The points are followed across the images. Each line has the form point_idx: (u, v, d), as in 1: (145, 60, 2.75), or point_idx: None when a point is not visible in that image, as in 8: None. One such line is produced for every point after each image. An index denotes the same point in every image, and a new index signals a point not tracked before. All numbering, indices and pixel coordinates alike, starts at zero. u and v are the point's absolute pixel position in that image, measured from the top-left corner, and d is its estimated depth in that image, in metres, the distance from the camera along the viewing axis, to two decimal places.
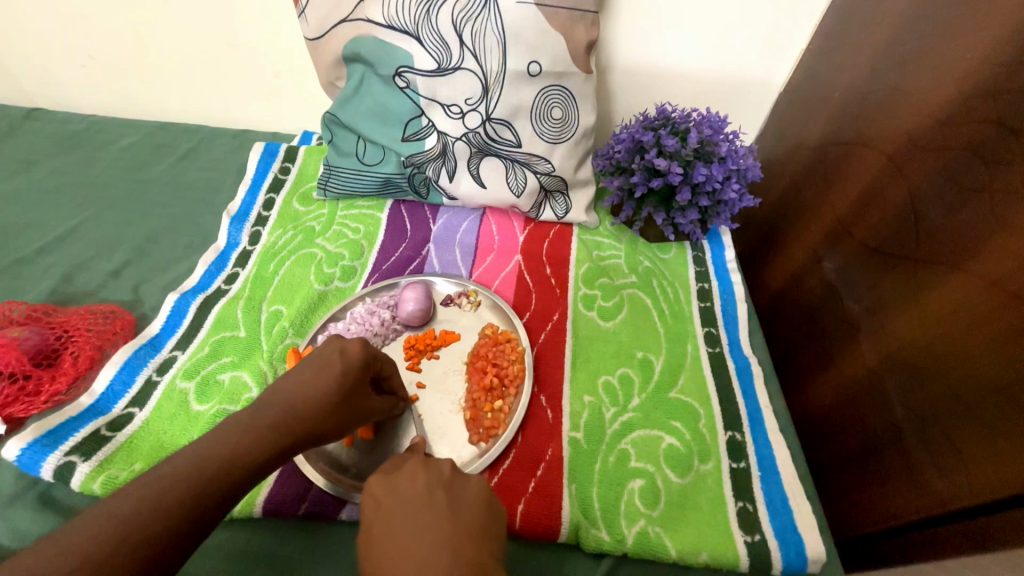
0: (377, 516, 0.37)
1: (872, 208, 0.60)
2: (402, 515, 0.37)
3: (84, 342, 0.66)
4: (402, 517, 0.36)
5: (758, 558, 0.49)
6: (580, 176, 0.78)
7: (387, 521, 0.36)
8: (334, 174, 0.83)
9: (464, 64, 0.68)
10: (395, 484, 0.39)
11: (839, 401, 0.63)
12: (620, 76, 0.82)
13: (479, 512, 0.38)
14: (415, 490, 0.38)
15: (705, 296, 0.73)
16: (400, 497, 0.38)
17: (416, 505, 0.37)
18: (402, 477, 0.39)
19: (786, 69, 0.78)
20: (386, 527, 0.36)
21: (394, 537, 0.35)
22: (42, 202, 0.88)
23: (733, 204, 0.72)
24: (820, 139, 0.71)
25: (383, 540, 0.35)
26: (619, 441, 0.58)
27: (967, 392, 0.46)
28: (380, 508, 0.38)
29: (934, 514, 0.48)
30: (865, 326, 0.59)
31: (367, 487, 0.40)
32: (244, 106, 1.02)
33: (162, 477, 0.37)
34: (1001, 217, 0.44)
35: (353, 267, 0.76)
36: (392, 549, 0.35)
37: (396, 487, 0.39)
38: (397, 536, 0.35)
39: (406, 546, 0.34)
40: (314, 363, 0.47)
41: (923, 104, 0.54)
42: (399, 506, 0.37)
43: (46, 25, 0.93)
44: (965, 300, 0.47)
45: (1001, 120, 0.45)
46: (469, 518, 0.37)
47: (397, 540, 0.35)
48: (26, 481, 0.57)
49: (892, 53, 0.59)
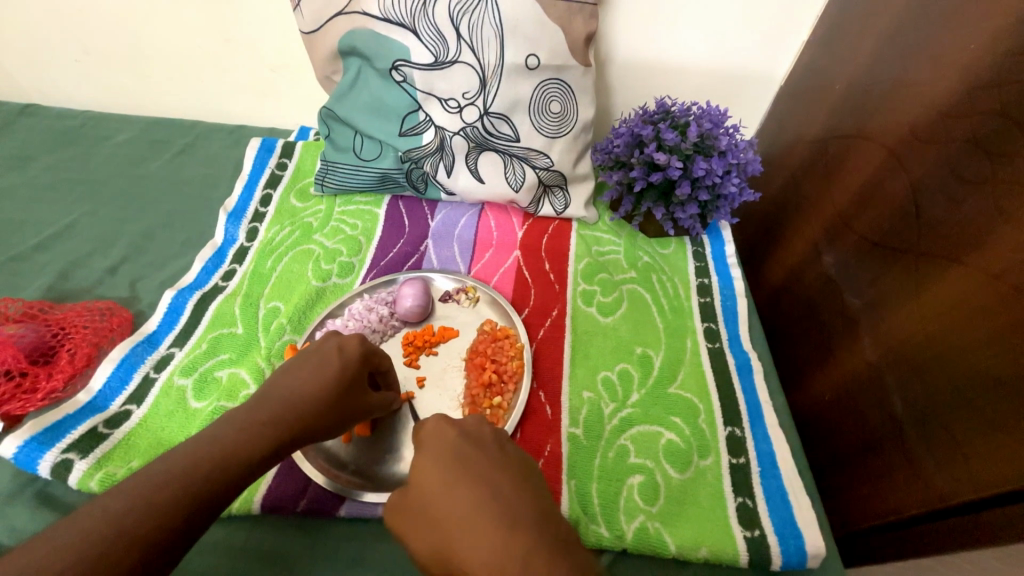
0: (447, 452, 0.38)
1: (873, 202, 0.60)
2: (477, 453, 0.38)
3: (81, 339, 0.65)
4: (477, 456, 0.38)
5: (758, 552, 0.49)
6: (579, 170, 0.78)
7: (460, 456, 0.37)
8: (331, 170, 0.82)
9: (461, 57, 0.68)
10: (462, 429, 0.40)
11: (839, 395, 0.63)
12: (620, 69, 0.82)
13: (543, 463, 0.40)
14: (484, 436, 0.40)
15: (704, 291, 0.73)
16: (469, 439, 0.39)
17: (486, 448, 0.38)
18: (467, 424, 0.41)
19: (786, 61, 0.78)
20: (459, 461, 0.37)
21: (472, 469, 0.36)
22: (37, 199, 0.87)
23: (733, 198, 0.71)
24: (820, 132, 0.71)
25: (456, 473, 0.36)
26: (619, 436, 0.58)
27: (966, 384, 0.46)
28: (449, 444, 0.38)
29: (933, 508, 0.47)
30: (866, 321, 0.59)
31: (431, 427, 0.40)
32: (241, 101, 1.01)
33: (156, 476, 0.37)
34: (1004, 210, 0.44)
35: (351, 263, 0.76)
36: (471, 477, 0.36)
37: (464, 431, 0.40)
38: (475, 468, 0.37)
39: (487, 476, 0.36)
40: (312, 359, 0.47)
41: (925, 96, 0.53)
42: (471, 445, 0.39)
43: (40, 20, 0.93)
44: (966, 295, 0.46)
45: (1004, 112, 0.44)
46: (535, 466, 0.39)
47: (475, 472, 0.36)
48: (23, 478, 0.57)
49: (894, 43, 0.58)
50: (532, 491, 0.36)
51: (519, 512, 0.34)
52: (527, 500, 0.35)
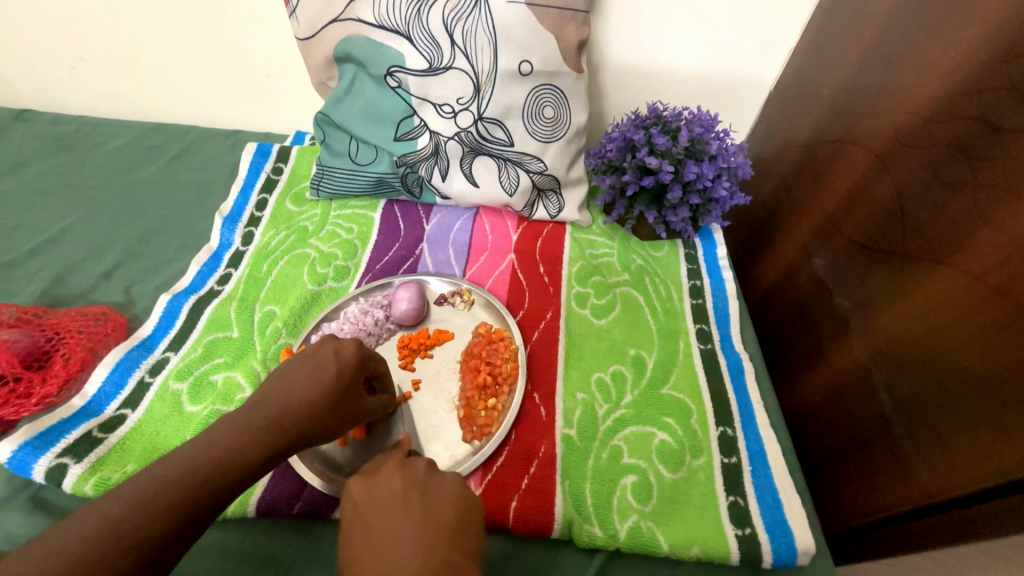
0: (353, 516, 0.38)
1: (861, 205, 0.61)
2: (381, 510, 0.37)
3: (75, 344, 0.65)
4: (379, 515, 0.37)
5: (749, 550, 0.50)
6: (573, 175, 0.79)
7: (363, 519, 0.37)
8: (327, 175, 0.83)
9: (455, 63, 0.69)
10: (374, 483, 0.40)
11: (829, 395, 0.63)
12: (613, 74, 0.83)
13: (454, 507, 0.38)
14: (392, 488, 0.39)
15: (697, 293, 0.74)
16: (378, 496, 0.38)
17: (392, 505, 0.38)
18: (379, 477, 0.40)
19: (776, 67, 0.79)
20: (361, 523, 0.37)
21: (369, 533, 0.36)
22: (32, 204, 0.87)
23: (724, 202, 0.72)
24: (808, 137, 0.72)
25: (357, 539, 0.36)
26: (612, 437, 0.58)
27: (952, 383, 0.47)
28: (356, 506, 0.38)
29: (919, 505, 0.48)
30: (854, 322, 0.60)
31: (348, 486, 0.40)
32: (237, 106, 1.01)
33: (154, 479, 0.37)
34: (985, 213, 0.45)
35: (346, 267, 0.76)
36: (367, 543, 0.36)
37: (375, 487, 0.39)
38: (374, 530, 0.36)
39: (381, 540, 0.35)
40: (309, 363, 0.48)
41: (909, 102, 0.54)
42: (375, 504, 0.38)
43: (35, 26, 0.93)
44: (950, 295, 0.47)
45: (984, 117, 0.45)
46: (443, 516, 0.38)
47: (373, 535, 0.36)
48: (17, 483, 0.57)
49: (879, 50, 0.59)
50: (421, 552, 0.35)
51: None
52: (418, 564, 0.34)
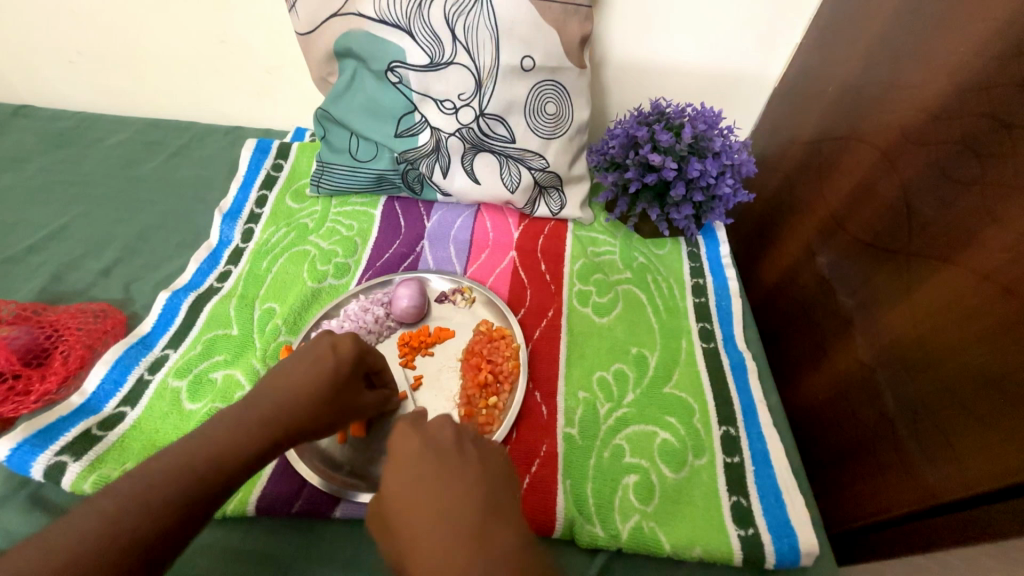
0: (406, 460, 0.36)
1: (866, 202, 0.60)
2: (438, 456, 0.36)
3: (74, 341, 0.65)
4: (434, 459, 0.36)
5: (751, 550, 0.49)
6: (575, 171, 0.78)
7: (418, 462, 0.36)
8: (327, 171, 0.82)
9: (456, 59, 0.68)
10: (427, 433, 0.38)
11: (832, 395, 0.63)
12: (615, 71, 0.82)
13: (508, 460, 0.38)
14: (446, 439, 0.38)
15: (699, 292, 0.73)
16: (431, 443, 0.37)
17: (447, 453, 0.37)
18: (430, 426, 0.39)
19: (780, 64, 0.78)
20: (417, 466, 0.36)
21: (426, 475, 0.35)
22: (31, 201, 0.87)
23: (727, 199, 0.72)
24: (813, 133, 0.71)
25: (412, 482, 0.35)
26: (614, 436, 0.58)
27: (957, 383, 0.46)
28: (408, 451, 0.37)
29: (925, 506, 0.48)
30: (858, 321, 0.60)
31: (394, 433, 0.39)
32: (237, 102, 1.01)
33: (152, 478, 0.37)
34: (994, 211, 0.44)
35: (346, 265, 0.76)
36: (424, 484, 0.34)
37: (427, 433, 0.38)
38: (429, 474, 0.35)
39: (441, 482, 0.34)
40: (305, 358, 0.47)
41: (915, 98, 0.54)
42: (430, 450, 0.37)
43: (34, 21, 0.92)
44: (957, 294, 0.47)
45: (993, 114, 0.45)
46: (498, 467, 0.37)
47: (432, 477, 0.35)
48: (15, 481, 0.56)
49: (885, 46, 0.59)
50: (483, 497, 0.34)
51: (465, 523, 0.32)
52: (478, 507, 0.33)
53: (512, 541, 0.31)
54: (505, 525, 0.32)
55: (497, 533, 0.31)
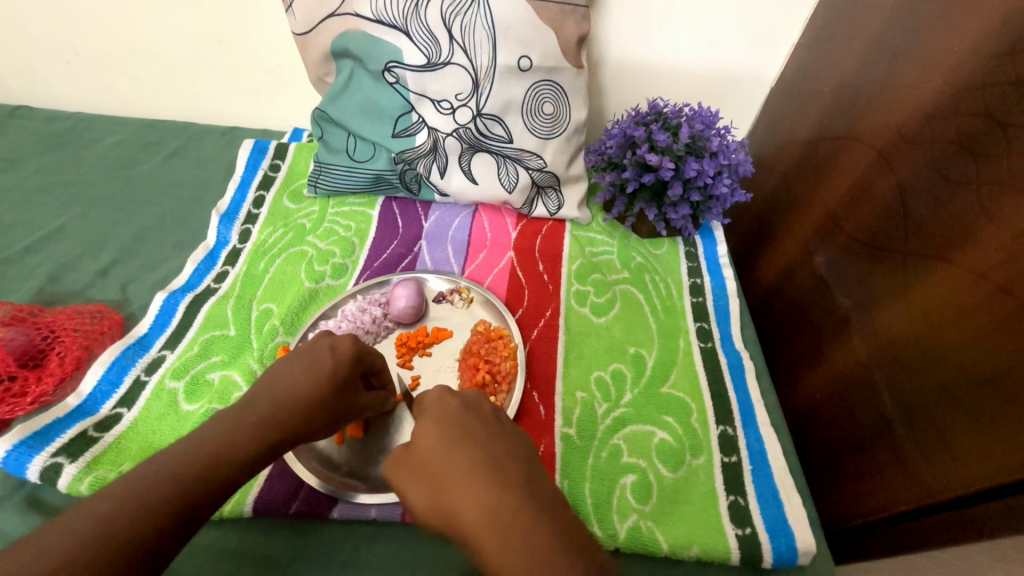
0: (446, 418, 0.39)
1: (863, 202, 0.60)
2: (477, 419, 0.39)
3: (71, 342, 0.65)
4: (476, 422, 0.39)
5: (749, 549, 0.49)
6: (573, 171, 0.78)
7: (459, 422, 0.38)
8: (324, 172, 0.82)
9: (453, 59, 0.68)
10: (465, 400, 0.41)
11: (830, 394, 0.63)
12: (612, 71, 0.82)
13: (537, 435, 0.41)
14: (483, 408, 0.41)
15: (697, 291, 0.73)
16: (470, 409, 0.40)
17: (487, 419, 0.39)
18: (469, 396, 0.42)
19: (777, 64, 0.78)
20: (459, 425, 0.38)
21: (469, 433, 0.38)
22: (27, 201, 0.87)
23: (724, 199, 0.72)
24: (810, 133, 0.71)
25: (455, 436, 0.37)
26: (612, 436, 0.58)
27: (954, 382, 0.46)
28: (448, 412, 0.39)
29: (922, 505, 0.48)
30: (856, 320, 0.60)
31: (431, 395, 0.41)
32: (234, 103, 1.01)
33: (149, 480, 0.37)
34: (989, 210, 0.44)
35: (344, 265, 0.76)
36: (469, 441, 0.37)
37: (466, 400, 0.41)
38: (473, 434, 0.38)
39: (485, 440, 0.37)
40: (304, 359, 0.47)
41: (911, 98, 0.54)
42: (470, 414, 0.40)
43: (31, 21, 0.92)
44: (953, 292, 0.47)
45: (988, 113, 0.45)
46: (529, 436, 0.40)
47: (475, 436, 0.37)
48: (12, 482, 0.56)
49: (881, 46, 0.59)
50: (523, 456, 0.37)
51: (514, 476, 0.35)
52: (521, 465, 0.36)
53: (553, 494, 0.35)
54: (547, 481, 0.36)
55: (541, 485, 0.35)
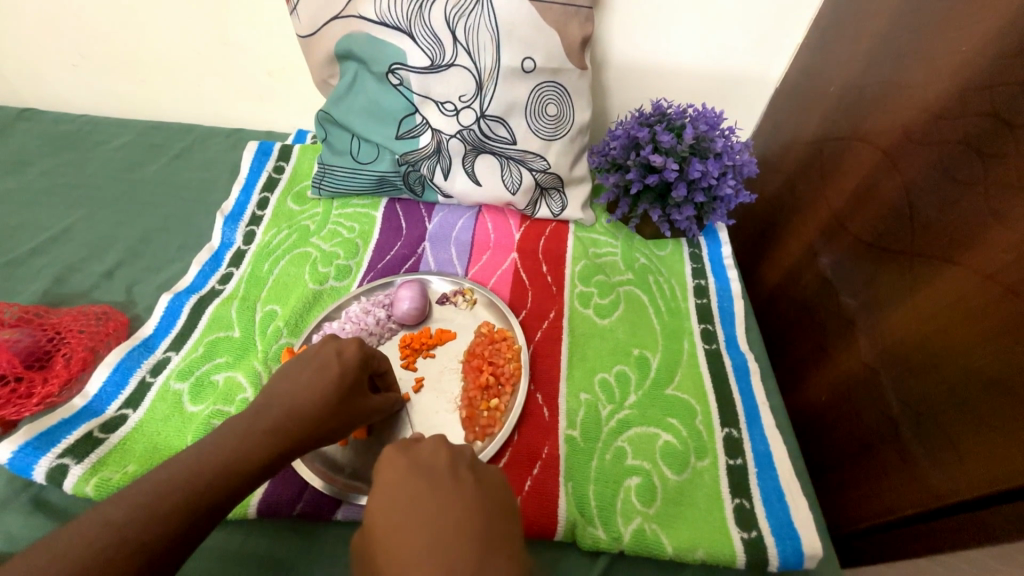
0: (395, 483, 0.37)
1: (869, 203, 0.60)
2: (427, 479, 0.37)
3: (76, 344, 0.65)
4: (424, 484, 0.36)
5: (755, 552, 0.49)
6: (576, 173, 0.78)
7: (407, 484, 0.36)
8: (328, 173, 0.82)
9: (457, 60, 0.68)
10: (416, 457, 0.39)
11: (835, 396, 0.63)
12: (616, 72, 0.82)
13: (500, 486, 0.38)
14: (437, 461, 0.38)
15: (701, 293, 0.73)
16: (422, 466, 0.38)
17: (439, 475, 0.37)
18: (423, 450, 0.39)
19: (781, 64, 0.78)
20: (406, 489, 0.36)
21: (415, 499, 0.35)
22: (33, 203, 0.87)
23: (729, 200, 0.72)
24: (815, 134, 0.71)
25: (399, 506, 0.35)
26: (616, 438, 0.58)
27: (962, 385, 0.46)
28: (397, 474, 0.37)
29: (930, 508, 0.47)
30: (861, 322, 0.59)
31: (384, 454, 0.39)
32: (239, 104, 1.01)
33: (157, 484, 0.37)
34: (998, 212, 0.44)
35: (347, 267, 0.76)
36: (414, 509, 0.35)
37: (417, 457, 0.39)
38: (419, 499, 0.35)
39: (431, 506, 0.35)
40: (311, 364, 0.47)
41: (918, 98, 0.53)
42: (420, 476, 0.37)
43: (37, 24, 0.93)
44: (961, 294, 0.46)
45: (997, 113, 0.45)
46: (488, 489, 0.37)
47: (421, 502, 0.35)
48: (18, 483, 0.57)
49: (887, 46, 0.58)
50: (475, 522, 0.34)
51: (458, 549, 0.32)
52: (467, 535, 0.33)
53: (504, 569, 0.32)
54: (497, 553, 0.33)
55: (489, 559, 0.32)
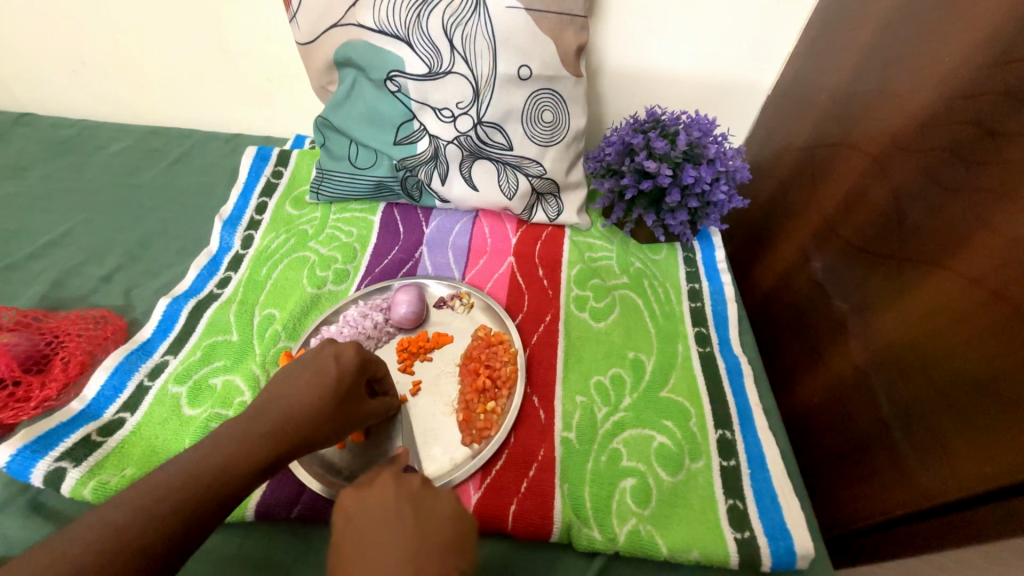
0: (345, 531, 0.37)
1: (858, 208, 0.61)
2: (371, 522, 0.37)
3: (75, 347, 0.65)
4: (368, 530, 0.37)
5: (748, 552, 0.50)
6: (572, 178, 0.79)
7: (353, 531, 0.37)
8: (327, 179, 0.83)
9: (455, 68, 0.69)
10: (365, 496, 0.39)
11: (827, 398, 0.64)
12: (611, 79, 0.83)
13: (448, 522, 0.38)
14: (384, 500, 0.38)
15: (695, 297, 0.74)
16: (369, 508, 0.38)
17: (383, 519, 0.37)
18: (373, 489, 0.39)
19: (773, 72, 0.79)
20: (354, 535, 0.37)
21: (358, 547, 0.36)
22: (32, 208, 0.87)
23: (722, 205, 0.72)
24: (806, 140, 0.72)
25: (345, 556, 0.36)
26: (611, 440, 0.58)
27: (950, 387, 0.47)
28: (347, 521, 0.38)
29: (920, 508, 0.48)
30: (852, 325, 0.60)
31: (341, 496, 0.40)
32: (237, 110, 1.02)
33: (156, 485, 0.37)
34: (982, 218, 0.45)
35: (345, 271, 0.76)
36: (356, 559, 0.35)
37: (366, 499, 0.39)
38: (362, 548, 0.36)
39: (371, 553, 0.35)
40: (308, 367, 0.48)
41: (905, 106, 0.55)
42: (365, 520, 0.37)
43: (37, 29, 0.93)
44: (948, 298, 0.47)
45: (981, 122, 0.46)
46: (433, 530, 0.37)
47: (362, 549, 0.36)
48: (16, 486, 0.57)
49: (875, 55, 0.60)
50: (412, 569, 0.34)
51: None
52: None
53: None
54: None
55: None
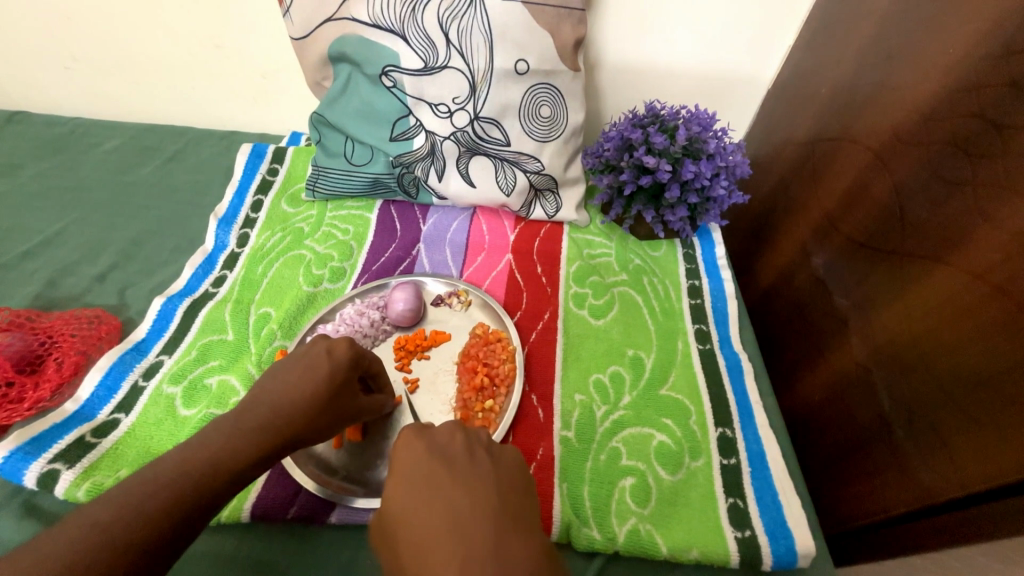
0: (413, 470, 0.37)
1: (859, 203, 0.60)
2: (446, 461, 0.37)
3: (69, 348, 0.65)
4: (443, 467, 0.37)
5: (749, 551, 0.49)
6: (570, 174, 0.78)
7: (424, 471, 0.36)
8: (323, 176, 0.82)
9: (450, 62, 0.68)
10: (431, 440, 0.39)
11: (828, 395, 0.63)
12: (610, 74, 0.82)
13: (517, 470, 0.39)
14: (453, 447, 0.39)
15: (695, 294, 0.73)
16: (440, 448, 0.38)
17: (458, 460, 0.37)
18: (439, 435, 0.40)
19: (773, 66, 0.79)
20: (427, 472, 0.36)
21: (434, 484, 0.35)
22: (25, 206, 0.87)
23: (722, 201, 0.72)
24: (806, 135, 0.71)
25: (417, 492, 0.35)
26: (611, 439, 0.58)
27: (953, 383, 0.46)
28: (414, 461, 0.37)
29: (922, 507, 0.47)
30: (854, 321, 0.60)
31: (400, 437, 0.39)
32: (233, 107, 1.01)
33: (144, 485, 0.36)
34: (986, 212, 0.44)
35: (342, 269, 0.76)
36: (435, 493, 0.35)
37: (434, 441, 0.39)
38: (439, 483, 0.35)
39: (450, 491, 0.35)
40: (300, 363, 0.47)
41: (907, 99, 0.54)
42: (437, 460, 0.37)
43: (27, 25, 0.92)
44: (951, 293, 0.46)
45: (984, 114, 0.45)
46: (508, 473, 0.38)
47: (440, 480, 0.36)
48: (9, 488, 0.56)
49: (877, 48, 0.59)
50: (496, 503, 0.35)
51: (481, 531, 0.32)
52: (488, 512, 0.34)
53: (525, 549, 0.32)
54: (518, 536, 0.33)
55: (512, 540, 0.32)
